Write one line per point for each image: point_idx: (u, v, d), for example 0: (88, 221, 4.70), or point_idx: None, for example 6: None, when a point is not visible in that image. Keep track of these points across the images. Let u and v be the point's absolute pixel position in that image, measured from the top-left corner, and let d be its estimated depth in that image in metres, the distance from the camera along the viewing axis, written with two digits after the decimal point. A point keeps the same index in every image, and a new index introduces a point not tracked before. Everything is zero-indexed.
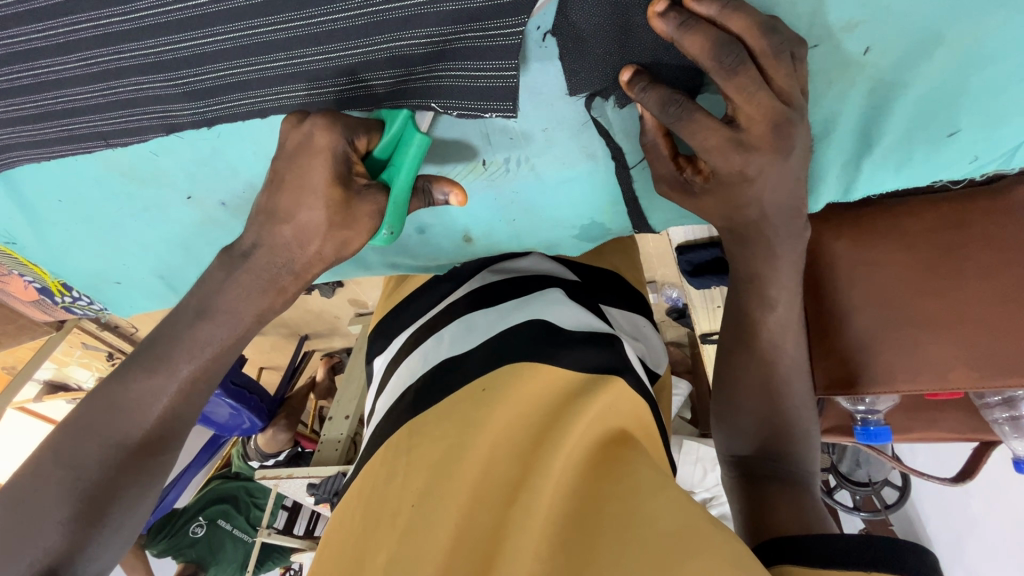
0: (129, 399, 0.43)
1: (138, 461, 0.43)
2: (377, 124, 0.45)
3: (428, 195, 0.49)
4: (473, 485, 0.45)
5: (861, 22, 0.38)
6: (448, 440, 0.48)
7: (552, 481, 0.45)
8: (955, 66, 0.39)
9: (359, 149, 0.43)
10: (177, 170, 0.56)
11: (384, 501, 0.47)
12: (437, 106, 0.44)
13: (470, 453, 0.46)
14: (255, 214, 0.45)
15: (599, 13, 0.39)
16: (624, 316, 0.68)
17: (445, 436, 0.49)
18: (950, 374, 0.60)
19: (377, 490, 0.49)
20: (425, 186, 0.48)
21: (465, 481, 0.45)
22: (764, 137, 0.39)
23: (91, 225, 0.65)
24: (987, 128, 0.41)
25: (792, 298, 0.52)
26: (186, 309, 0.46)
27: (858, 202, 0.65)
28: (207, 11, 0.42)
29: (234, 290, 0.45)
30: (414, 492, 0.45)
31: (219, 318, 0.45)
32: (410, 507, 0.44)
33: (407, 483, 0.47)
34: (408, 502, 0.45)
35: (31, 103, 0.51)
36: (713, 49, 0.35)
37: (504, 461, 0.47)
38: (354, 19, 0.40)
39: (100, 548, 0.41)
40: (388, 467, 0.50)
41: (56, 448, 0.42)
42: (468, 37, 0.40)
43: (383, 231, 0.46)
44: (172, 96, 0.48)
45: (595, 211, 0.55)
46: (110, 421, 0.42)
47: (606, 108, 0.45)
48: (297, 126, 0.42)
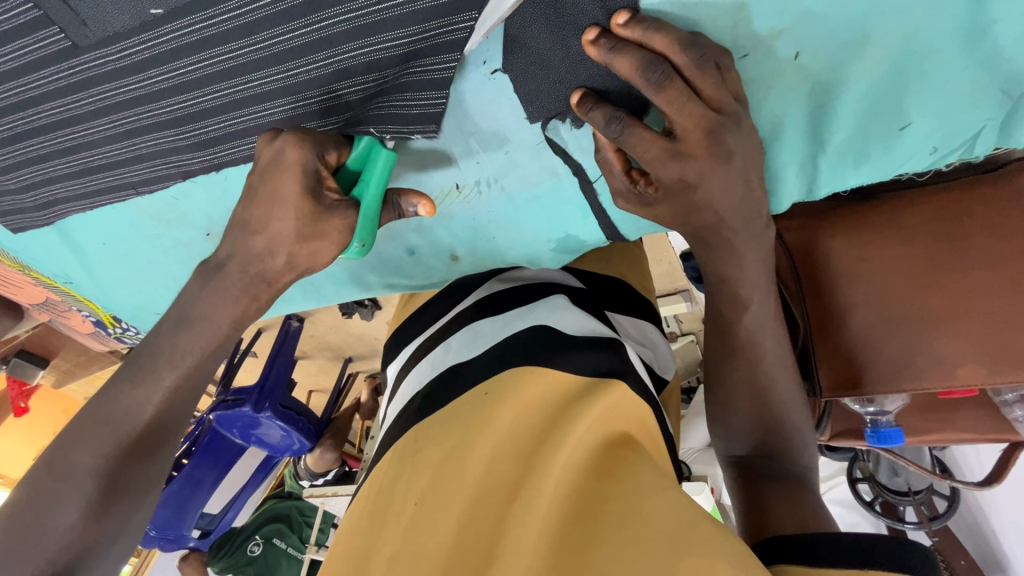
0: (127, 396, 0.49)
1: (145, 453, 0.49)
2: (347, 140, 0.49)
3: (399, 207, 0.52)
4: (475, 484, 0.45)
5: (784, 29, 0.39)
6: (450, 442, 0.48)
7: (553, 479, 0.44)
8: (889, 63, 0.40)
9: (330, 163, 0.48)
10: (196, 211, 0.63)
11: (391, 501, 0.48)
12: (376, 130, 0.48)
13: (472, 454, 0.46)
14: (231, 227, 0.50)
15: (539, 45, 0.42)
16: (631, 323, 0.69)
17: (449, 438, 0.49)
18: (958, 371, 0.58)
19: (385, 490, 0.49)
20: (394, 200, 0.52)
21: (468, 478, 0.45)
22: (699, 143, 0.41)
23: (131, 262, 0.73)
24: (939, 120, 0.41)
25: (765, 296, 0.53)
26: (168, 320, 0.52)
27: (854, 198, 0.64)
28: (205, 74, 0.48)
29: (217, 292, 0.51)
30: (417, 492, 0.46)
31: (197, 328, 0.51)
32: (413, 506, 0.45)
33: (412, 484, 0.47)
34: (412, 501, 0.46)
35: (73, 162, 0.59)
36: (640, 68, 0.38)
37: (505, 462, 0.46)
38: (324, 68, 0.46)
39: (108, 534, 0.47)
40: (393, 469, 0.51)
41: (67, 441, 0.48)
42: (414, 72, 0.45)
43: (353, 244, 0.51)
44: (184, 146, 0.55)
45: (568, 225, 0.58)
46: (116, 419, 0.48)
47: (561, 129, 0.48)
48: (269, 143, 0.47)
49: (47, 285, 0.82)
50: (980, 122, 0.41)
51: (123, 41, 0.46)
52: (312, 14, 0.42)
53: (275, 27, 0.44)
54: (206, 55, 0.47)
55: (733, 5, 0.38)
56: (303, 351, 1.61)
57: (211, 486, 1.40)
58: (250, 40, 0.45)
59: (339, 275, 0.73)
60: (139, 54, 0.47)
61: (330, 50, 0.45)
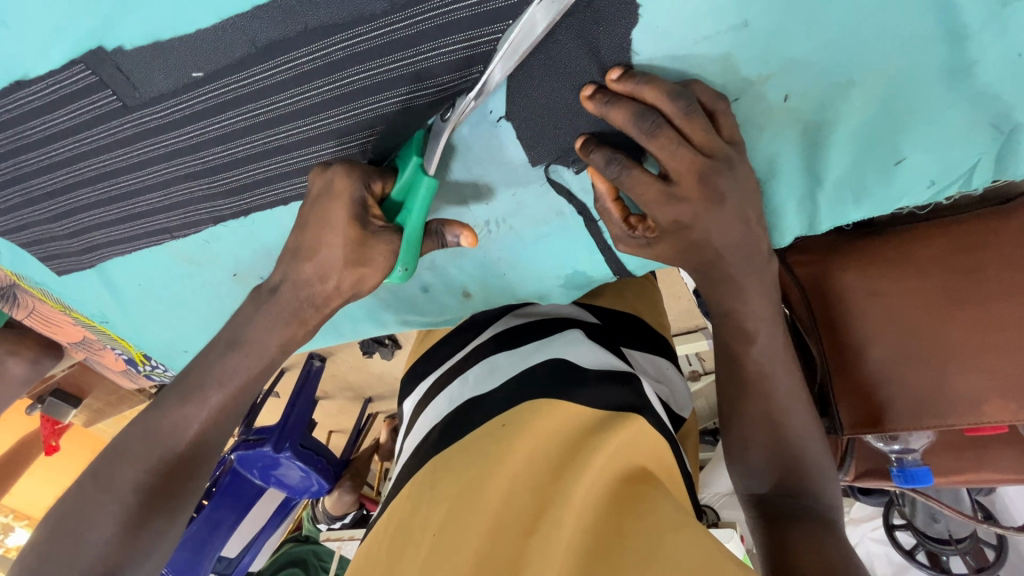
0: (146, 429, 0.50)
1: (162, 490, 0.49)
2: (392, 171, 0.51)
3: (442, 236, 0.54)
4: (495, 516, 0.44)
5: (771, 74, 0.41)
6: (469, 473, 0.48)
7: (572, 512, 0.44)
8: (878, 101, 0.41)
9: (375, 193, 0.50)
10: (224, 252, 0.67)
11: (408, 533, 0.47)
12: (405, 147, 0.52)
13: (490, 485, 0.46)
14: None
15: (540, 96, 0.45)
16: (646, 359, 0.69)
17: (468, 469, 0.49)
18: (984, 406, 0.58)
19: (403, 522, 0.49)
20: (437, 229, 0.54)
21: (486, 511, 0.44)
22: (693, 189, 0.43)
23: (163, 302, 0.78)
24: (931, 154, 0.43)
25: (772, 328, 0.52)
26: (218, 340, 0.53)
27: (866, 233, 0.65)
28: (238, 128, 0.53)
29: (235, 323, 0.53)
30: (436, 523, 0.45)
31: (208, 357, 0.52)
32: (433, 537, 0.44)
33: (431, 515, 0.47)
34: (430, 532, 0.45)
35: (116, 211, 0.64)
36: (631, 120, 0.41)
37: (524, 494, 0.46)
38: (349, 119, 0.51)
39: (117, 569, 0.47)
40: (412, 502, 0.51)
41: (87, 474, 0.48)
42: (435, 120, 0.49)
43: (398, 269, 0.53)
44: (218, 193, 0.60)
45: (574, 261, 0.60)
46: (133, 452, 0.49)
47: (563, 171, 0.51)
48: (320, 173, 0.49)
49: (85, 325, 0.87)
50: (976, 154, 0.42)
51: (166, 100, 0.51)
52: (335, 72, 0.46)
53: (303, 85, 0.48)
54: (241, 110, 0.51)
55: (721, 55, 0.41)
56: (325, 392, 1.64)
57: (229, 528, 1.40)
58: (280, 97, 0.49)
59: (355, 311, 0.71)
60: (182, 112, 0.52)
61: (353, 104, 0.49)
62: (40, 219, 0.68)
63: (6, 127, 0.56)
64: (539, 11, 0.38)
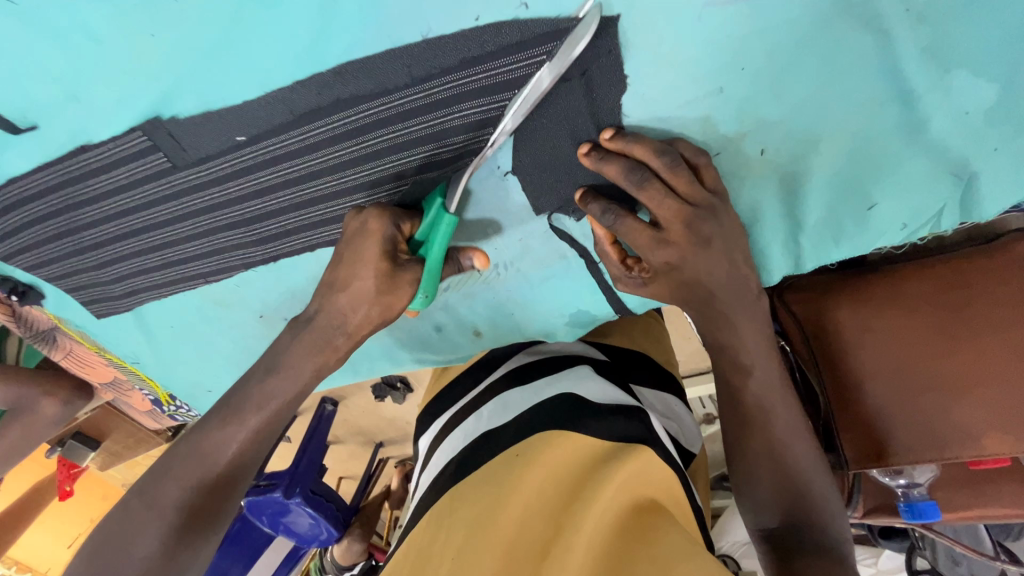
0: (180, 459, 0.53)
1: (192, 519, 0.52)
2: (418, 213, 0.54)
3: (459, 262, 0.60)
4: (510, 542, 0.46)
5: (747, 132, 0.46)
6: (485, 500, 0.50)
7: (583, 539, 0.45)
8: (845, 153, 0.46)
9: (404, 232, 0.53)
10: (253, 296, 0.73)
11: (425, 559, 0.48)
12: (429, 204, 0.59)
13: (506, 511, 0.47)
14: None
15: (541, 153, 0.51)
16: (655, 396, 0.70)
17: (484, 497, 0.50)
18: (982, 440, 0.60)
19: (420, 550, 0.50)
20: (454, 255, 0.60)
21: (502, 536, 0.46)
22: (681, 233, 0.47)
23: (192, 344, 0.83)
24: (900, 198, 0.47)
25: (767, 362, 0.54)
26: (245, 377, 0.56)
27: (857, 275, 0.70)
28: (274, 184, 0.59)
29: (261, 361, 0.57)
30: (453, 547, 0.46)
31: (234, 392, 0.56)
32: (450, 559, 0.45)
33: (449, 539, 0.48)
34: (448, 555, 0.46)
35: (157, 258, 0.70)
36: (622, 174, 0.46)
37: (538, 522, 0.48)
38: (376, 174, 0.57)
39: None
40: (430, 529, 0.52)
41: (122, 511, 0.51)
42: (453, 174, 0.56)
43: (420, 295, 0.55)
44: (251, 241, 0.66)
45: (579, 300, 0.63)
46: (165, 487, 0.52)
47: (565, 220, 0.56)
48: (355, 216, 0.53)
49: (118, 366, 0.92)
50: (941, 200, 0.46)
51: (211, 161, 0.58)
52: (364, 135, 0.53)
53: (334, 147, 0.55)
54: (278, 169, 0.58)
55: (700, 116, 0.46)
56: (337, 436, 1.66)
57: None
58: (313, 156, 0.56)
59: (373, 351, 0.75)
60: (225, 170, 0.59)
61: (379, 161, 0.56)
62: (87, 267, 0.74)
63: (66, 186, 0.63)
64: (544, 73, 0.44)
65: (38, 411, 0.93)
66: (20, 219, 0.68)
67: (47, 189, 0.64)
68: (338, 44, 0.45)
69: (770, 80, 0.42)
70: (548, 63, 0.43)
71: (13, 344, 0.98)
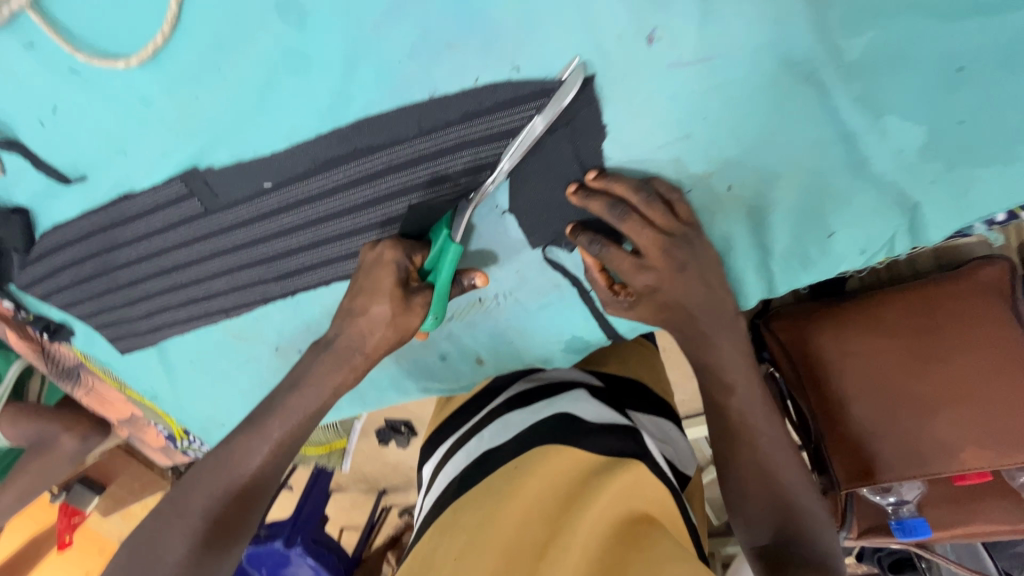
0: (202, 477, 0.57)
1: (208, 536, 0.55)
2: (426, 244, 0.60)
3: (461, 283, 0.64)
4: (509, 542, 0.49)
5: (713, 170, 0.52)
6: (485, 507, 0.53)
7: (579, 541, 0.48)
8: (802, 187, 0.51)
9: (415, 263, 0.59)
10: (270, 329, 0.77)
11: (428, 564, 0.51)
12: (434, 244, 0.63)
13: (505, 514, 0.51)
14: None
15: (534, 192, 0.57)
16: (650, 420, 0.72)
17: (484, 504, 0.54)
18: (962, 454, 0.64)
19: (423, 558, 0.53)
20: (457, 276, 0.63)
21: (501, 537, 0.49)
22: (659, 259, 0.52)
23: (209, 378, 0.87)
24: (856, 228, 0.52)
25: (748, 379, 0.58)
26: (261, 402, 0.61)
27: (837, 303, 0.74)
28: (292, 226, 0.65)
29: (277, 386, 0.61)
30: (456, 550, 0.50)
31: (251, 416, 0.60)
32: (453, 560, 0.49)
33: (450, 545, 0.51)
34: (451, 557, 0.49)
35: (182, 295, 0.76)
36: (605, 208, 0.52)
37: (535, 525, 0.51)
38: (385, 217, 0.62)
39: None
40: (433, 538, 0.55)
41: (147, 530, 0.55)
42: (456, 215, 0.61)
43: (430, 316, 0.63)
44: (270, 277, 0.71)
45: (573, 327, 0.68)
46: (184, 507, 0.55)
47: (559, 252, 0.61)
48: (371, 249, 0.60)
49: (136, 401, 0.96)
50: (891, 229, 0.52)
51: (239, 205, 0.64)
52: (376, 180, 0.59)
53: (349, 191, 0.60)
54: (297, 212, 0.63)
55: (672, 158, 0.52)
56: (340, 483, 1.68)
57: None
58: (329, 201, 0.61)
59: (381, 380, 0.79)
60: (250, 213, 0.65)
61: (388, 204, 0.61)
62: (117, 304, 0.79)
63: (106, 230, 0.70)
64: (538, 120, 0.51)
65: (59, 446, 0.98)
66: (61, 261, 0.75)
67: (88, 232, 0.71)
68: (356, 101, 0.54)
69: (730, 128, 0.49)
70: (540, 114, 0.50)
71: (36, 387, 1.03)
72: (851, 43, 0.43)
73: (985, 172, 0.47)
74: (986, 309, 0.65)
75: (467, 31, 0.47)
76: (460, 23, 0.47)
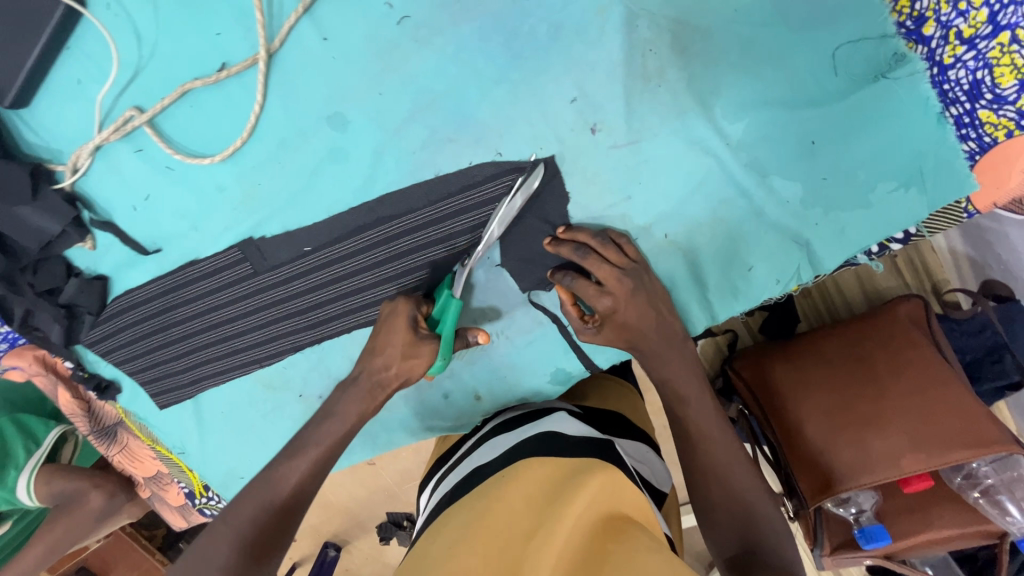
0: (247, 498, 0.67)
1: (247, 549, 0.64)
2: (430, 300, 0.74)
3: (466, 338, 0.76)
4: (500, 532, 0.57)
5: (652, 222, 0.68)
6: (477, 509, 0.62)
7: (566, 523, 0.55)
8: (720, 233, 0.67)
9: (422, 315, 0.73)
10: (297, 376, 0.88)
11: (427, 554, 0.58)
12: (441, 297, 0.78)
13: (495, 513, 0.60)
14: None
15: (517, 245, 0.73)
16: (629, 443, 0.81)
17: (476, 507, 0.63)
18: (903, 460, 0.73)
19: (422, 552, 0.60)
20: (462, 333, 0.76)
21: (493, 529, 0.58)
22: (613, 290, 0.66)
23: (234, 431, 0.95)
24: (766, 262, 0.67)
25: (700, 392, 0.69)
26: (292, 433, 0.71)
27: (782, 343, 0.87)
28: (325, 282, 0.79)
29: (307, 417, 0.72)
30: (452, 541, 0.58)
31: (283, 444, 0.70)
32: (451, 546, 0.57)
33: (446, 538, 0.59)
34: (448, 545, 0.57)
35: (223, 348, 0.88)
36: (571, 251, 0.67)
37: (524, 516, 0.59)
38: (401, 270, 0.76)
39: None
40: (429, 539, 0.63)
41: (200, 547, 0.64)
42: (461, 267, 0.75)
43: (438, 361, 0.74)
44: (303, 328, 0.84)
45: (556, 360, 0.80)
46: (228, 528, 0.65)
47: (542, 294, 0.76)
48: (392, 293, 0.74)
49: (164, 458, 1.05)
50: (796, 261, 0.66)
51: (284, 266, 0.79)
52: (396, 242, 0.74)
53: (374, 250, 0.76)
54: (331, 270, 0.78)
55: (621, 214, 0.68)
56: None
57: None
58: (358, 260, 0.77)
59: (392, 421, 0.90)
60: (291, 272, 0.80)
61: (404, 260, 0.76)
62: (164, 361, 0.91)
63: (170, 292, 0.85)
64: (517, 196, 0.67)
65: (86, 502, 1.04)
66: (126, 321, 0.89)
67: (155, 295, 0.86)
68: (383, 181, 0.72)
69: (660, 189, 0.66)
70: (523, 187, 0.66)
71: (69, 450, 1.13)
72: (735, 126, 0.62)
73: (854, 213, 0.63)
74: (911, 340, 0.78)
75: (463, 130, 0.68)
76: (458, 124, 0.68)
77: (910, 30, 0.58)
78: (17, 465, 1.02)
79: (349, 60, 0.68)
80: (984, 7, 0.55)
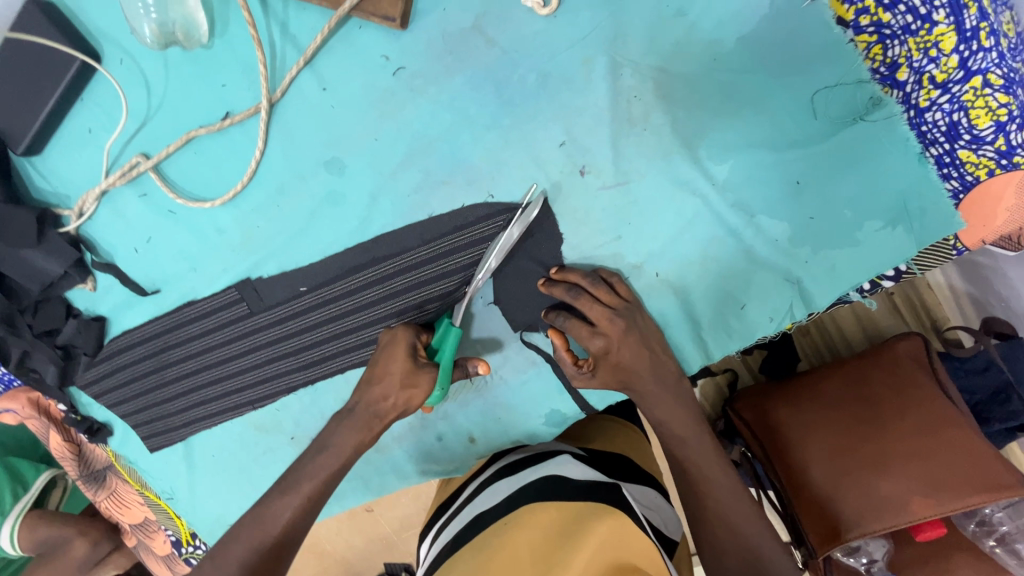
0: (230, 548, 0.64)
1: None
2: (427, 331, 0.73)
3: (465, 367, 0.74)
4: None
5: (643, 261, 0.68)
6: (480, 557, 0.60)
7: None
8: (711, 271, 0.67)
9: (422, 343, 0.71)
10: (289, 419, 0.85)
11: None
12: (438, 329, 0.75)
13: (498, 562, 0.58)
14: None
15: (510, 285, 0.73)
16: (636, 487, 0.78)
17: (479, 556, 0.60)
18: (912, 506, 0.70)
19: None
20: (462, 362, 0.74)
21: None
22: (607, 328, 0.65)
23: (222, 476, 0.91)
24: (758, 299, 0.67)
25: (698, 432, 0.68)
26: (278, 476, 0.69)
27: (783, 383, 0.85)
28: (319, 321, 0.78)
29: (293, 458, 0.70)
30: None
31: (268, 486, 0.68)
32: None
33: None
34: None
35: (214, 390, 0.86)
36: (563, 290, 0.67)
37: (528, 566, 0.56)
38: (395, 308, 0.75)
39: None
40: None
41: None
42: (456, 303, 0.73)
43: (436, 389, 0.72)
44: (295, 368, 0.82)
45: (551, 400, 0.79)
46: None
47: (535, 334, 0.76)
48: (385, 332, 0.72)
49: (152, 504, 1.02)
50: (788, 299, 0.66)
51: (279, 306, 0.79)
52: (390, 280, 0.74)
53: (368, 289, 0.75)
54: (325, 309, 0.77)
55: (612, 253, 0.69)
56: None
57: None
58: (352, 298, 0.76)
59: (384, 464, 0.87)
60: (285, 312, 0.79)
61: (399, 298, 0.74)
62: (154, 404, 0.89)
63: (164, 333, 0.84)
64: (514, 227, 0.66)
65: (69, 552, 1.01)
66: (117, 364, 0.88)
67: (149, 337, 0.85)
68: (379, 222, 0.73)
69: (649, 229, 0.67)
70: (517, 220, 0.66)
71: (57, 495, 1.10)
72: (720, 168, 0.64)
73: (843, 250, 0.64)
74: (912, 380, 0.77)
75: (456, 172, 0.70)
76: (451, 169, 0.70)
77: (885, 75, 0.60)
78: (4, 510, 1.00)
79: (345, 109, 0.71)
80: (954, 54, 0.56)
